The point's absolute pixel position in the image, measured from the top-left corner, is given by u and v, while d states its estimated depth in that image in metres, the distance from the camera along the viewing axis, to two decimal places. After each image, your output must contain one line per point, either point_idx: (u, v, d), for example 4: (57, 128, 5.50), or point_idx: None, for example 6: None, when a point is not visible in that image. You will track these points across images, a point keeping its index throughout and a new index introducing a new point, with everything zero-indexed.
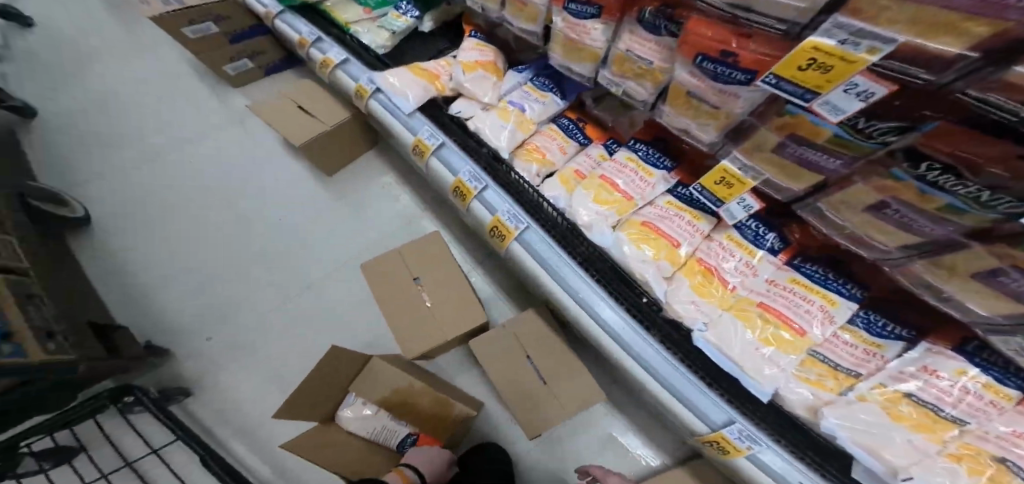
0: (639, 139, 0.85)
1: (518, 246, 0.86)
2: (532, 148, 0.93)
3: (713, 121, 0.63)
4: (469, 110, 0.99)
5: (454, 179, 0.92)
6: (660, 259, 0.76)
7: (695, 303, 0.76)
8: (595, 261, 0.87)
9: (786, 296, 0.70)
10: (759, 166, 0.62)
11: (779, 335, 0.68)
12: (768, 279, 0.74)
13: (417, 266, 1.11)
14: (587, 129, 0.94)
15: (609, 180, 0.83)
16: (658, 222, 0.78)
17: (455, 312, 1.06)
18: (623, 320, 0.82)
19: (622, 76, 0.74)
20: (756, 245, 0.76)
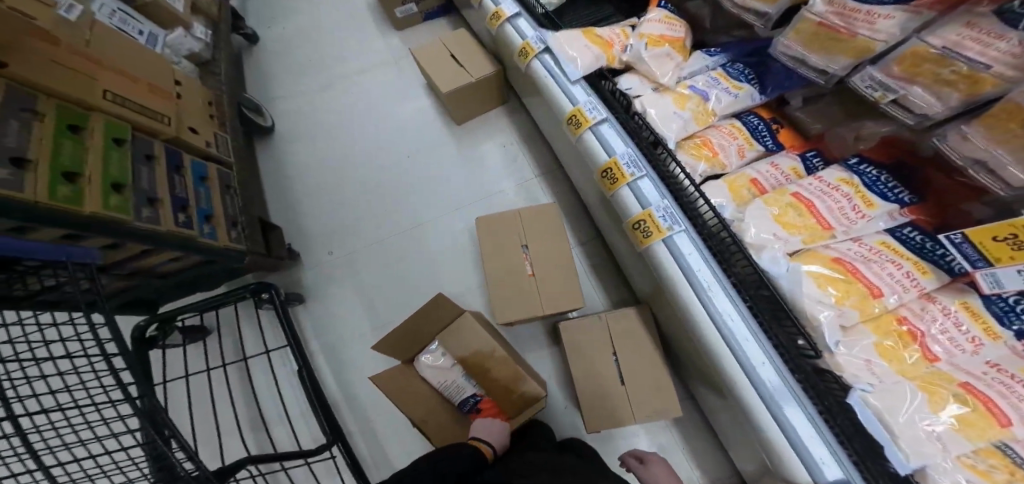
0: (868, 160, 0.70)
1: (662, 245, 0.84)
2: (703, 142, 0.85)
3: None
4: (639, 88, 0.95)
5: (611, 161, 0.91)
6: (846, 305, 0.63)
7: (869, 362, 0.64)
8: (748, 285, 0.79)
9: (1010, 386, 0.53)
10: None
11: (966, 416, 0.54)
12: (989, 362, 0.57)
13: (530, 234, 1.05)
14: (781, 133, 0.82)
15: (805, 201, 0.71)
16: (858, 263, 0.64)
17: (557, 288, 0.98)
18: (758, 351, 0.76)
19: (901, 81, 0.56)
20: (1004, 323, 0.57)
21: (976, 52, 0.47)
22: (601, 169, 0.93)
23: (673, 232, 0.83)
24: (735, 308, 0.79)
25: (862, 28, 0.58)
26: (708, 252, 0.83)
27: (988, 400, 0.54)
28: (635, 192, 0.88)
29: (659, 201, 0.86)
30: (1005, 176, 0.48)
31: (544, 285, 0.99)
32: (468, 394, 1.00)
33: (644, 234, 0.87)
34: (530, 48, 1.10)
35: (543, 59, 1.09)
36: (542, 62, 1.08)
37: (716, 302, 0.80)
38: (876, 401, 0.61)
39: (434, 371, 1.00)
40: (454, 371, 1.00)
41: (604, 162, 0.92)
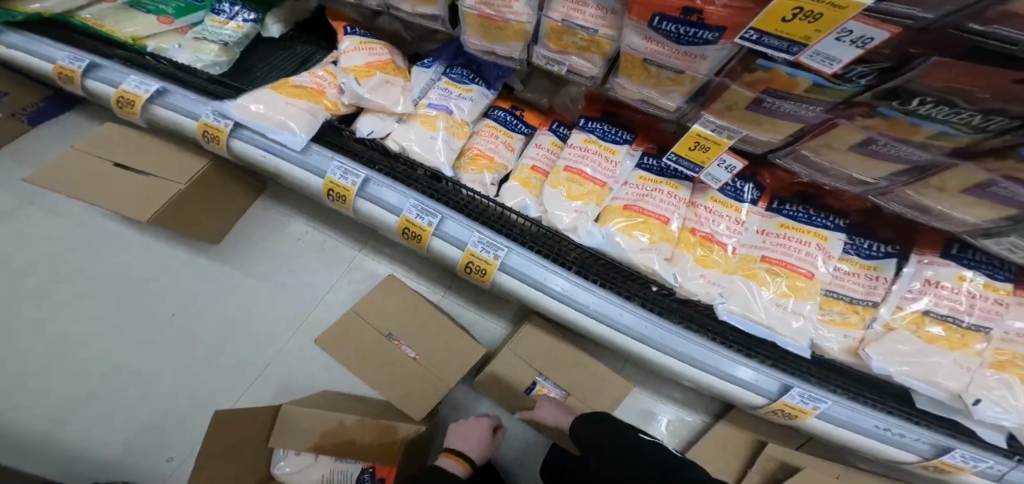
0: (589, 118, 0.78)
1: (503, 274, 0.71)
2: (476, 154, 0.78)
3: (677, 86, 0.57)
4: (383, 126, 0.77)
5: (401, 220, 0.72)
6: (658, 241, 0.68)
7: (703, 277, 0.70)
8: (591, 262, 0.75)
9: (783, 244, 0.69)
10: (732, 124, 0.56)
11: (791, 284, 0.67)
12: (757, 230, 0.72)
13: (378, 322, 0.76)
14: (526, 116, 0.85)
15: (577, 170, 0.73)
16: (639, 202, 0.70)
17: (454, 353, 0.75)
18: (651, 323, 0.71)
19: (561, 52, 0.63)
20: (739, 199, 0.72)
21: (580, 19, 0.56)
22: (399, 229, 0.73)
23: (503, 258, 0.70)
24: (598, 292, 0.71)
25: (507, 14, 0.61)
26: (540, 256, 0.72)
27: (785, 264, 0.68)
28: (445, 238, 0.72)
29: (471, 234, 0.71)
30: (661, 104, 0.62)
31: (438, 361, 0.75)
32: (356, 472, 0.85)
33: (479, 273, 0.72)
34: (216, 129, 0.75)
35: (255, 136, 0.75)
36: (246, 140, 0.75)
37: (587, 303, 0.70)
38: (734, 307, 0.68)
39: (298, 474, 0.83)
40: (323, 461, 0.84)
41: (397, 222, 0.72)
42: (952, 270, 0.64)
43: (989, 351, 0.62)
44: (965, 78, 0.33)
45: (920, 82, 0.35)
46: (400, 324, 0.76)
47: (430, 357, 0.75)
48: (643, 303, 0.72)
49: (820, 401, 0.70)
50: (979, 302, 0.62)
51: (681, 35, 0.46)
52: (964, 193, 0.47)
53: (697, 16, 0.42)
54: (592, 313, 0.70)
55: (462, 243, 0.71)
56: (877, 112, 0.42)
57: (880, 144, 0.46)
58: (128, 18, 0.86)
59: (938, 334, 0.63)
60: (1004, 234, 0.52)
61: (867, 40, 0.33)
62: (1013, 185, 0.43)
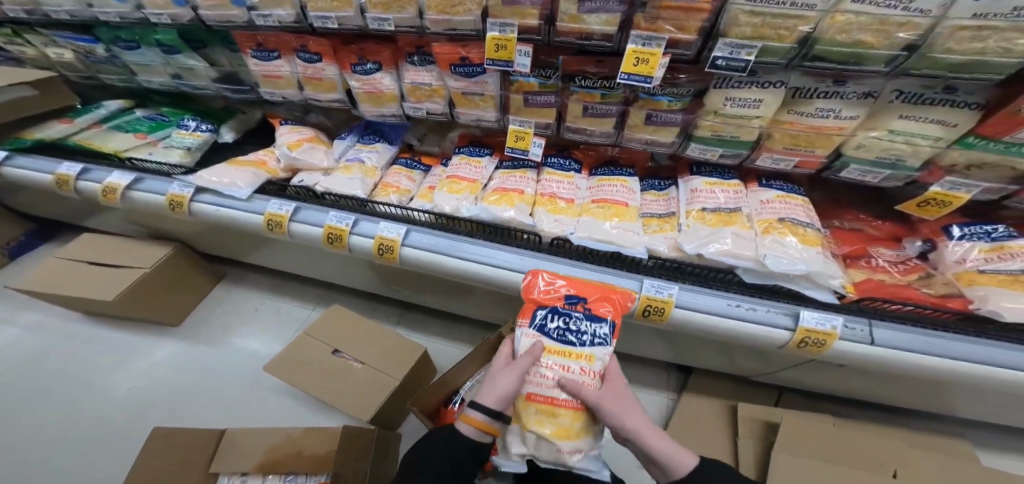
0: (461, 146, 1.06)
1: (406, 248, 0.89)
2: (386, 185, 1.02)
3: (487, 104, 0.85)
4: (311, 178, 1.04)
5: (325, 228, 0.93)
6: (517, 203, 0.93)
7: (559, 221, 0.92)
8: (478, 233, 0.97)
9: (605, 191, 0.95)
10: (527, 118, 0.86)
11: (614, 211, 0.92)
12: (587, 188, 1.00)
13: (328, 339, 1.05)
14: (423, 159, 1.09)
15: (457, 176, 0.99)
16: (503, 185, 0.97)
17: (396, 358, 1.03)
18: (526, 258, 0.89)
19: (419, 102, 0.89)
20: (566, 171, 1.01)
21: (426, 78, 0.84)
22: (323, 238, 0.93)
23: (403, 235, 0.90)
24: (501, 250, 0.90)
25: (380, 86, 0.88)
26: (436, 230, 0.94)
27: (607, 199, 0.94)
28: (361, 234, 0.92)
29: (377, 226, 0.92)
30: (487, 119, 0.88)
31: (381, 364, 1.02)
32: None
33: (387, 253, 0.90)
34: (179, 196, 1.00)
35: (205, 198, 1.00)
36: (203, 201, 1.00)
37: (473, 254, 0.89)
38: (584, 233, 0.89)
39: None
40: None
41: (322, 232, 0.93)
42: (698, 179, 0.90)
43: (756, 222, 0.83)
44: (587, 64, 0.73)
45: (570, 68, 0.73)
46: (343, 344, 1.05)
47: (374, 363, 1.02)
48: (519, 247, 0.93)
49: (669, 288, 0.84)
50: (727, 195, 0.87)
51: (469, 72, 0.79)
52: (647, 126, 0.78)
53: (468, 59, 0.77)
54: (480, 257, 0.89)
55: (371, 233, 0.92)
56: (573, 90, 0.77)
57: (591, 108, 0.78)
58: (111, 137, 1.21)
59: (713, 218, 0.84)
60: (688, 143, 0.80)
61: (525, 51, 0.69)
62: (657, 112, 0.75)
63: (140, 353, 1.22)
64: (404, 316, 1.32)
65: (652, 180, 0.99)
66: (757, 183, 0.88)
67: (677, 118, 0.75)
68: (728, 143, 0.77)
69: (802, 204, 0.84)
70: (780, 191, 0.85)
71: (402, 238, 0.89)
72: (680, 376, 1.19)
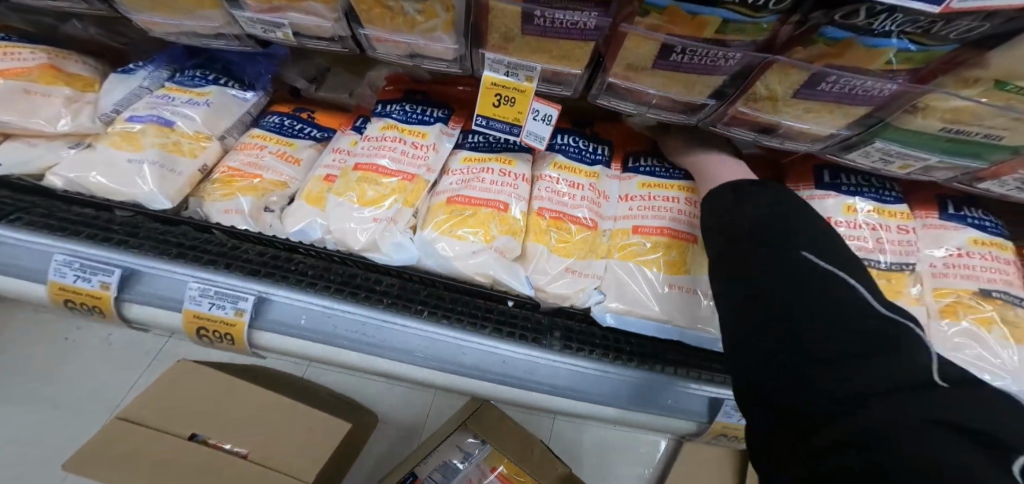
0: (386, 101, 0.56)
1: (260, 332, 0.43)
2: (230, 171, 0.51)
3: (435, 23, 0.38)
4: (31, 154, 0.49)
5: (56, 288, 0.42)
6: (496, 237, 0.49)
7: (579, 272, 0.50)
8: (416, 282, 0.51)
9: (641, 206, 0.53)
10: (526, 59, 0.40)
11: (676, 257, 0.50)
12: (620, 197, 0.56)
13: (170, 426, 0.58)
14: (318, 118, 0.59)
15: (370, 166, 0.51)
16: (464, 191, 0.51)
17: (295, 438, 0.59)
18: (507, 357, 0.45)
19: (269, 11, 0.38)
20: (587, 162, 0.56)
21: None
22: (59, 303, 0.42)
23: (250, 309, 0.43)
24: (462, 331, 0.46)
25: None
26: (322, 292, 0.45)
27: (663, 230, 0.51)
28: (145, 299, 0.43)
29: (188, 284, 0.43)
30: (432, 53, 0.42)
31: (278, 444, 0.58)
32: None
33: (223, 341, 0.44)
34: None
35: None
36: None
37: (403, 347, 0.44)
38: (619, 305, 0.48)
39: None
40: None
41: (47, 293, 0.42)
42: (837, 199, 0.49)
43: (930, 295, 0.46)
44: None
45: None
46: (205, 422, 0.60)
47: (258, 445, 0.58)
48: (491, 328, 0.47)
49: None
50: (882, 234, 0.48)
51: None
52: (803, 100, 0.35)
53: None
54: (413, 359, 0.44)
55: (176, 301, 0.43)
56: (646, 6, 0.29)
57: (680, 52, 0.32)
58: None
59: None
60: (869, 140, 0.39)
61: None
62: (844, 74, 0.31)
63: None
64: None
65: None
66: (938, 213, 0.50)
67: (882, 92, 0.32)
68: (953, 148, 0.37)
69: (1015, 260, 0.48)
70: (981, 231, 0.48)
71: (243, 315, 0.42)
72: None
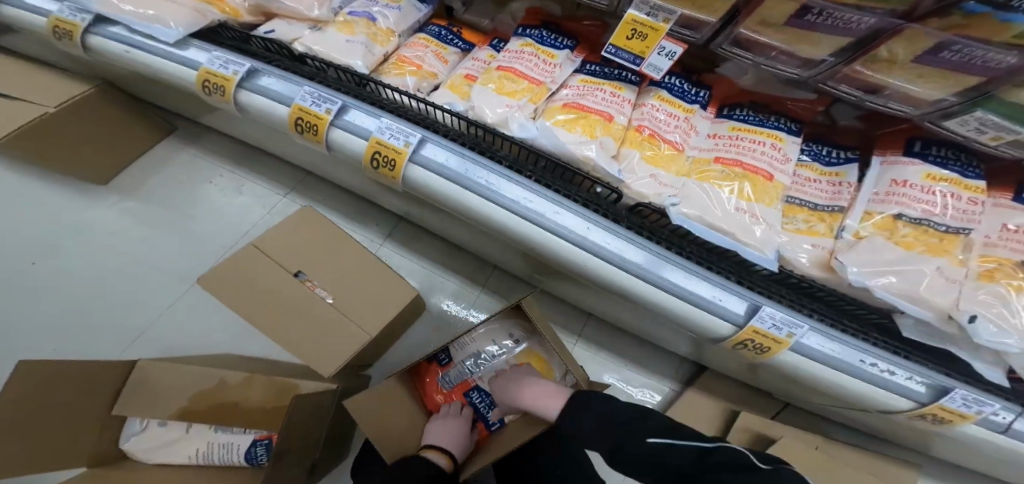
0: (527, 26, 0.68)
1: (414, 166, 0.59)
2: (401, 60, 0.68)
3: None
4: (288, 29, 0.69)
5: (293, 109, 0.61)
6: (600, 135, 0.61)
7: (655, 177, 0.61)
8: (527, 162, 0.66)
9: (735, 147, 0.61)
10: (671, 3, 0.48)
11: (746, 188, 0.59)
12: (708, 134, 0.65)
13: (280, 261, 0.75)
14: (464, 33, 0.74)
15: (510, 69, 0.64)
16: (579, 100, 0.63)
17: (375, 299, 0.76)
18: (589, 224, 0.59)
19: None
20: (686, 101, 0.65)
21: None
22: (290, 123, 0.62)
23: (414, 144, 0.59)
24: (559, 199, 0.61)
25: None
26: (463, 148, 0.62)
27: (741, 163, 0.60)
28: (346, 129, 0.60)
29: (377, 122, 0.61)
30: None
31: (359, 307, 0.75)
32: (247, 445, 0.80)
33: (386, 168, 0.60)
34: (69, 24, 0.68)
35: (206, 46, 0.66)
36: (150, 51, 0.65)
37: (512, 195, 0.59)
38: (690, 209, 0.58)
39: (165, 448, 0.81)
40: (202, 433, 0.81)
41: (288, 114, 0.61)
42: (918, 167, 0.55)
43: (975, 260, 0.54)
44: None
45: None
46: (311, 265, 0.77)
47: (345, 298, 0.75)
48: (579, 202, 0.62)
49: (798, 326, 0.57)
50: (952, 202, 0.54)
51: None
52: (915, 65, 0.41)
53: None
54: (520, 207, 0.59)
55: (366, 132, 0.60)
56: None
57: (816, 13, 0.39)
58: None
59: (911, 238, 0.54)
60: (969, 110, 0.44)
61: None
62: (968, 44, 0.36)
63: (83, 216, 1.04)
64: (397, 233, 1.11)
65: (817, 146, 0.64)
66: (1013, 195, 0.55)
67: (1002, 64, 0.36)
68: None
69: None
70: None
71: (410, 150, 0.59)
72: (692, 366, 1.06)
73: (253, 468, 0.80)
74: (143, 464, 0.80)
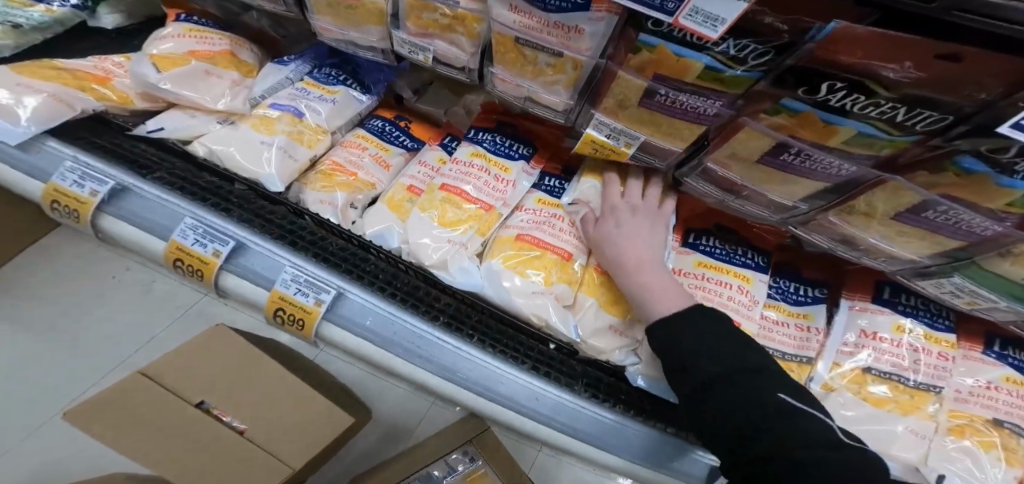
0: (480, 128, 0.64)
1: (331, 325, 0.48)
2: (332, 167, 0.59)
3: (560, 75, 0.43)
4: (177, 126, 0.55)
5: (170, 246, 0.48)
6: (555, 283, 0.53)
7: (617, 330, 0.53)
8: (467, 310, 0.56)
9: (702, 288, 0.54)
10: (630, 128, 0.44)
11: None
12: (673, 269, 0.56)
13: (183, 388, 0.54)
14: (413, 129, 0.68)
15: (455, 189, 0.57)
16: (533, 232, 0.56)
17: (307, 434, 0.56)
18: (538, 393, 0.50)
19: (424, 35, 0.48)
20: None
21: None
22: (167, 261, 0.48)
23: (328, 302, 0.48)
24: (505, 367, 0.50)
25: None
26: (391, 299, 0.51)
27: None
28: (243, 274, 0.48)
29: (282, 268, 0.48)
30: (546, 101, 0.48)
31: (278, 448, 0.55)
32: None
33: (294, 325, 0.49)
34: None
35: (65, 149, 0.50)
36: None
37: (444, 364, 0.49)
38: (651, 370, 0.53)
39: None
40: None
41: (164, 251, 0.48)
42: (888, 316, 0.54)
43: (944, 414, 0.50)
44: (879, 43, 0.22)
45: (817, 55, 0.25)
46: (222, 391, 0.55)
47: (260, 427, 0.55)
48: (528, 364, 0.52)
49: None
50: (922, 357, 0.52)
51: None
52: (898, 221, 0.36)
53: None
54: (455, 379, 0.49)
55: (267, 281, 0.48)
56: (783, 106, 0.31)
57: (794, 152, 0.34)
58: None
59: (887, 397, 0.51)
60: (948, 273, 0.40)
61: None
62: (955, 206, 0.32)
63: None
64: None
65: (783, 282, 0.59)
66: (983, 347, 0.54)
67: (984, 230, 0.33)
68: None
69: None
70: (1019, 373, 0.52)
71: (320, 309, 0.48)
72: None
73: None
74: None
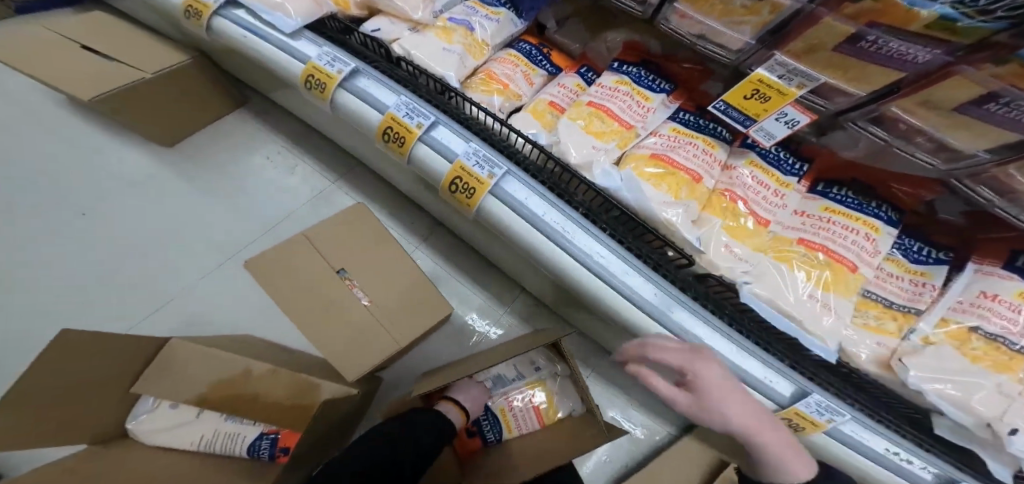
0: (625, 61, 0.67)
1: (494, 198, 0.58)
2: (489, 76, 0.67)
3: (754, 18, 0.46)
4: (391, 29, 0.68)
5: (385, 116, 0.60)
6: (684, 198, 0.58)
7: (730, 249, 0.58)
8: (599, 210, 0.62)
9: (827, 230, 0.59)
10: (811, 69, 0.46)
11: (828, 277, 0.56)
12: (796, 210, 0.62)
13: (328, 255, 0.69)
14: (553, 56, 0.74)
15: (601, 107, 0.63)
16: (668, 152, 0.60)
17: (413, 311, 0.70)
18: (658, 289, 0.57)
19: None
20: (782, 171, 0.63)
21: None
22: (379, 130, 0.62)
23: (498, 176, 0.58)
24: (632, 264, 0.58)
25: None
26: (542, 186, 0.60)
27: (826, 249, 0.57)
28: (433, 147, 0.59)
29: (465, 145, 0.59)
30: (728, 39, 0.51)
31: (395, 314, 0.69)
32: (252, 437, 0.75)
33: (463, 194, 0.59)
34: (202, 3, 0.70)
35: (316, 38, 0.66)
36: (266, 37, 0.67)
37: (582, 246, 0.57)
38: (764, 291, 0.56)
39: (165, 433, 0.75)
40: (205, 421, 0.75)
41: (379, 121, 0.61)
42: (1014, 283, 0.52)
43: None
44: None
45: None
46: (355, 261, 0.71)
47: (381, 299, 0.69)
48: (651, 264, 0.59)
49: (841, 415, 0.55)
50: None
51: None
52: None
53: None
54: (587, 260, 0.57)
55: (451, 154, 0.59)
56: (1021, 57, 0.32)
57: (1005, 103, 0.37)
58: None
59: (983, 353, 0.51)
60: None
61: None
62: None
63: (138, 173, 1.07)
64: (435, 237, 1.07)
65: (909, 241, 0.63)
66: None
67: None
68: None
69: None
70: None
71: (490, 180, 0.57)
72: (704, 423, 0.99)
73: (254, 461, 0.75)
74: (142, 446, 0.74)
